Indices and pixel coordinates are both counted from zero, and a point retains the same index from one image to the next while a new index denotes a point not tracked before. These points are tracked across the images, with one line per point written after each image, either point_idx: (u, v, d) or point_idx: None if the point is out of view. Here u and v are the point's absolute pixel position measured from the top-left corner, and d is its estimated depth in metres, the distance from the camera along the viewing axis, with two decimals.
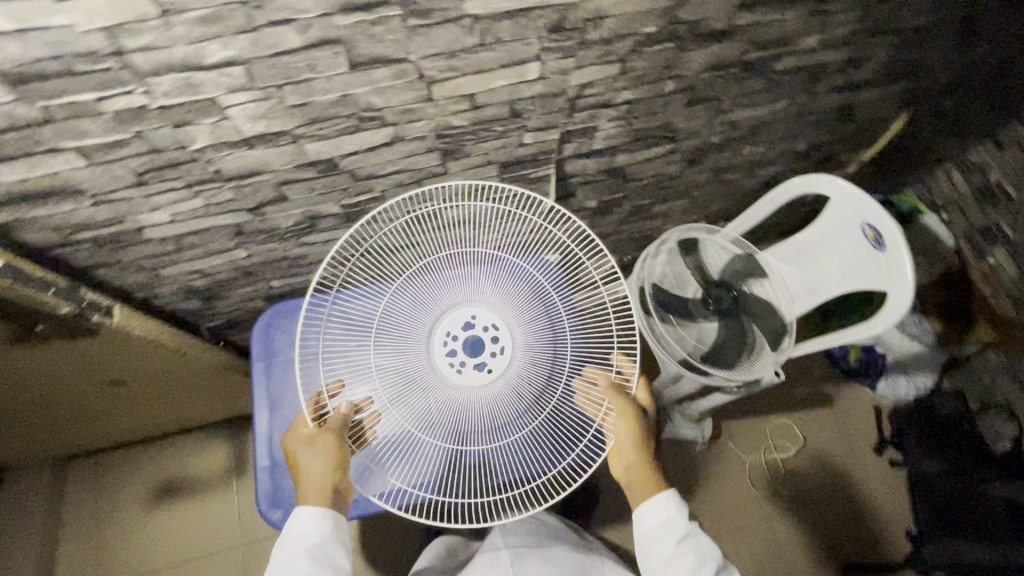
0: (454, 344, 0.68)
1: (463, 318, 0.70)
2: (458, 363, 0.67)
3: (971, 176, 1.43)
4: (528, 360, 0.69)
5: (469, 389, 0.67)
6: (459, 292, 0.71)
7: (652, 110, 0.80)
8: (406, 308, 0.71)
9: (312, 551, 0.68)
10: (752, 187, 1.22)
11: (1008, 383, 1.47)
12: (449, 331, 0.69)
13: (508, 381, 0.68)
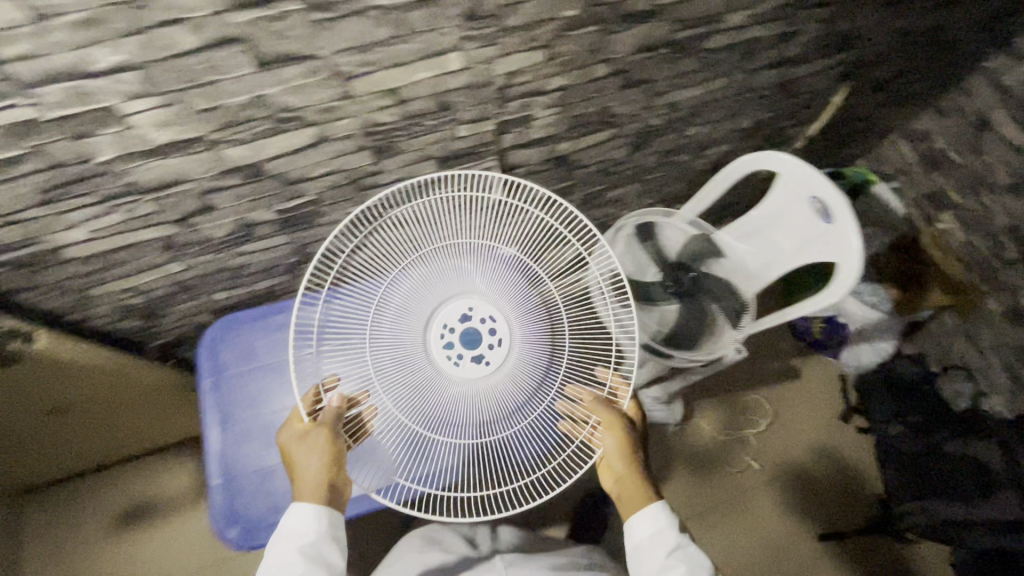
0: (452, 336, 0.71)
1: (460, 311, 0.72)
2: (456, 355, 0.70)
3: (917, 145, 1.48)
4: (525, 349, 0.71)
5: (468, 380, 0.69)
6: (456, 286, 0.73)
7: (587, 95, 0.79)
8: (402, 302, 0.73)
9: (306, 548, 0.69)
10: (703, 168, 1.23)
11: (964, 344, 1.52)
12: (447, 324, 0.71)
13: (506, 370, 0.70)
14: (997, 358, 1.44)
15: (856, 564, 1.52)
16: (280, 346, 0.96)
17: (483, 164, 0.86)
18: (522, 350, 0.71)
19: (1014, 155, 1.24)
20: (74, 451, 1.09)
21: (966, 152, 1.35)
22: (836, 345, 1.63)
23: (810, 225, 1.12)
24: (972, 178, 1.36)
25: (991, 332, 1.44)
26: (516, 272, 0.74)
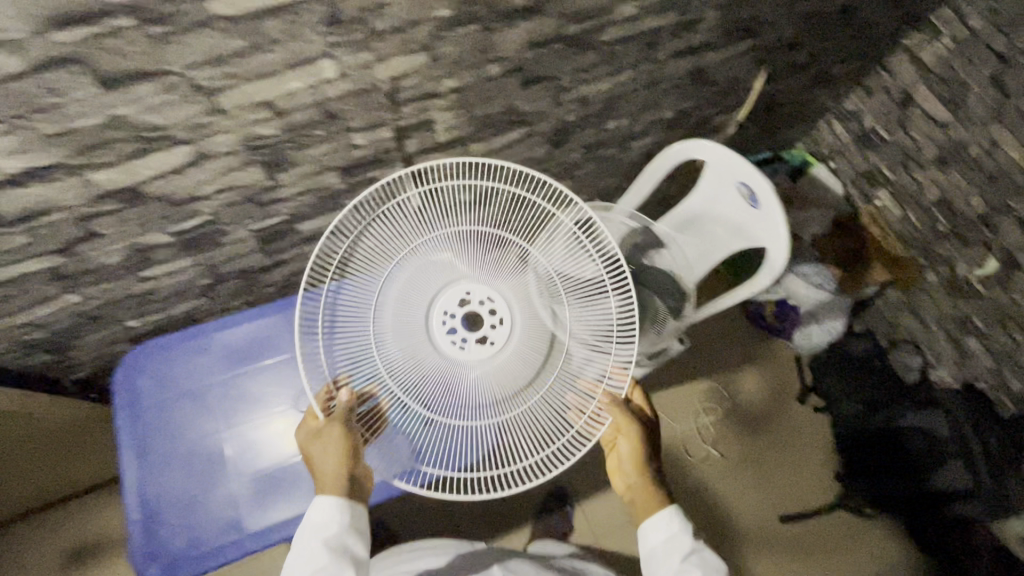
0: (453, 321, 0.73)
1: (458, 296, 0.73)
2: (459, 340, 0.72)
3: (848, 125, 1.50)
4: (526, 329, 0.73)
5: (474, 362, 0.71)
6: (455, 272, 0.75)
7: (487, 95, 0.77)
8: (403, 292, 0.74)
9: (329, 542, 0.69)
10: (634, 160, 1.23)
11: (909, 317, 1.54)
12: (448, 309, 0.73)
13: (509, 349, 0.72)
14: (940, 329, 1.47)
15: (824, 543, 1.52)
16: (197, 371, 0.94)
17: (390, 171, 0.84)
18: (523, 330, 0.73)
19: (938, 130, 1.27)
20: (1, 500, 1.05)
21: (895, 129, 1.37)
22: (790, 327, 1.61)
23: (739, 213, 1.14)
24: (902, 154, 1.38)
25: (932, 305, 1.46)
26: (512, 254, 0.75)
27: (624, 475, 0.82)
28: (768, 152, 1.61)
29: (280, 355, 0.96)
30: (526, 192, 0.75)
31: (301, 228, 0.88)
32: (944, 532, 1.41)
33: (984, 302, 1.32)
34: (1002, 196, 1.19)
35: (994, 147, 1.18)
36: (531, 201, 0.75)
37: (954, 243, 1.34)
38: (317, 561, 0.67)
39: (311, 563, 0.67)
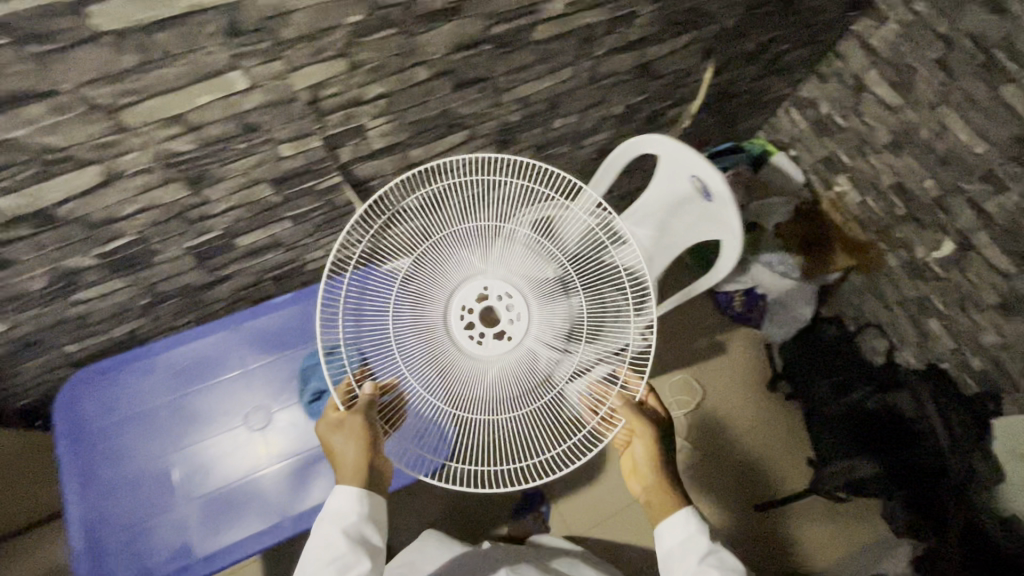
0: (471, 316, 0.76)
1: (477, 292, 0.77)
2: (477, 335, 0.75)
3: (806, 112, 1.50)
4: (542, 321, 0.76)
5: (493, 354, 0.74)
6: (473, 270, 0.78)
7: (420, 100, 0.76)
8: (425, 289, 0.77)
9: (348, 530, 0.72)
10: (589, 157, 1.22)
11: (873, 301, 1.56)
12: (468, 304, 0.76)
13: (527, 342, 0.75)
14: (903, 312, 1.48)
15: (800, 529, 1.53)
16: (141, 394, 0.91)
17: (328, 180, 0.82)
18: (538, 323, 0.76)
19: (889, 115, 1.28)
20: None
21: (849, 115, 1.38)
22: (759, 316, 1.65)
23: (693, 206, 1.13)
24: (858, 139, 1.39)
25: (895, 288, 1.47)
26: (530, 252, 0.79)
27: (640, 478, 0.85)
28: (729, 143, 1.63)
29: (229, 374, 0.95)
30: (545, 191, 0.79)
31: (241, 242, 0.86)
32: (922, 513, 1.39)
33: (943, 283, 1.33)
34: (955, 177, 1.20)
35: (944, 130, 1.18)
36: (550, 199, 0.80)
37: (912, 227, 1.35)
38: (335, 548, 0.70)
39: (331, 549, 0.69)
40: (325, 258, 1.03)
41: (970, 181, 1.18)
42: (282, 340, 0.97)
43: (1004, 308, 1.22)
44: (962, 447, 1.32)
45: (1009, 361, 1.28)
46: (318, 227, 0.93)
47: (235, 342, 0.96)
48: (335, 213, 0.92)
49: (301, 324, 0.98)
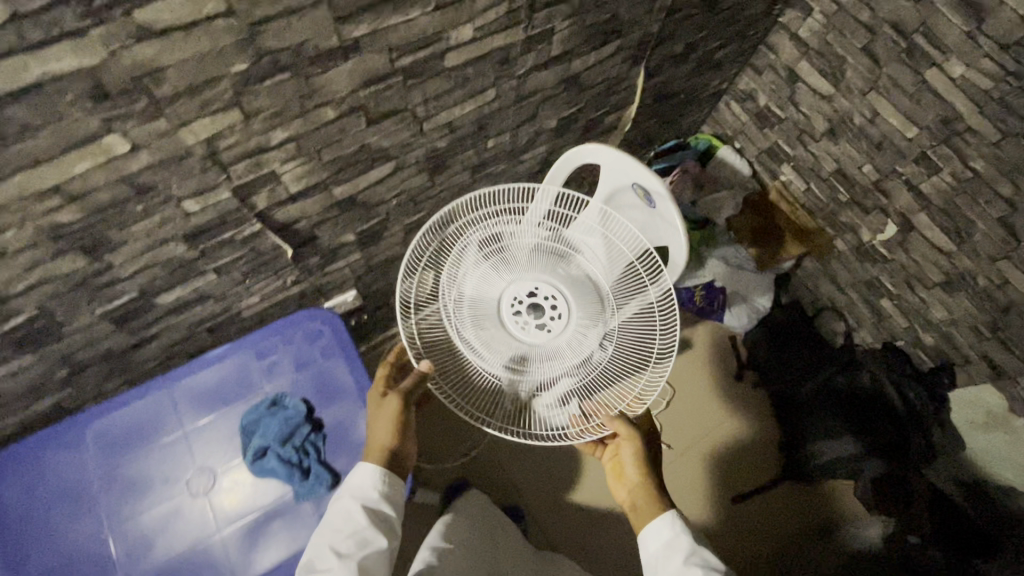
0: (524, 311, 1.00)
1: (528, 292, 1.00)
2: (528, 325, 0.99)
3: (745, 104, 1.50)
4: (578, 314, 0.99)
5: (541, 338, 0.99)
6: (525, 276, 1.01)
7: (333, 138, 0.72)
8: (491, 291, 1.01)
9: (366, 504, 0.79)
10: (531, 170, 1.19)
11: (827, 285, 1.57)
12: (520, 298, 1.00)
13: (564, 329, 0.99)
14: (857, 294, 1.50)
15: (778, 518, 1.54)
16: (70, 472, 0.86)
17: (244, 228, 0.78)
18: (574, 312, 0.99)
19: (824, 103, 1.29)
20: None
21: (786, 105, 1.39)
22: (719, 309, 1.59)
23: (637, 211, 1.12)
24: (796, 129, 1.40)
25: (847, 272, 1.48)
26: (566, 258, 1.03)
27: (630, 483, 0.99)
28: (675, 141, 1.62)
29: (166, 439, 0.89)
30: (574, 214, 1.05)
31: (161, 301, 0.81)
32: (893, 492, 1.38)
33: (890, 264, 1.36)
34: (890, 161, 1.22)
35: (875, 116, 1.20)
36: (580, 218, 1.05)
37: (857, 211, 1.36)
38: (355, 522, 0.77)
39: (351, 523, 0.77)
40: (260, 303, 0.98)
41: (905, 164, 1.19)
42: (221, 396, 0.92)
43: (948, 284, 1.25)
44: (921, 418, 1.37)
45: (958, 335, 1.30)
46: (246, 274, 0.88)
47: (170, 404, 0.91)
48: (260, 259, 0.87)
49: (240, 377, 0.93)
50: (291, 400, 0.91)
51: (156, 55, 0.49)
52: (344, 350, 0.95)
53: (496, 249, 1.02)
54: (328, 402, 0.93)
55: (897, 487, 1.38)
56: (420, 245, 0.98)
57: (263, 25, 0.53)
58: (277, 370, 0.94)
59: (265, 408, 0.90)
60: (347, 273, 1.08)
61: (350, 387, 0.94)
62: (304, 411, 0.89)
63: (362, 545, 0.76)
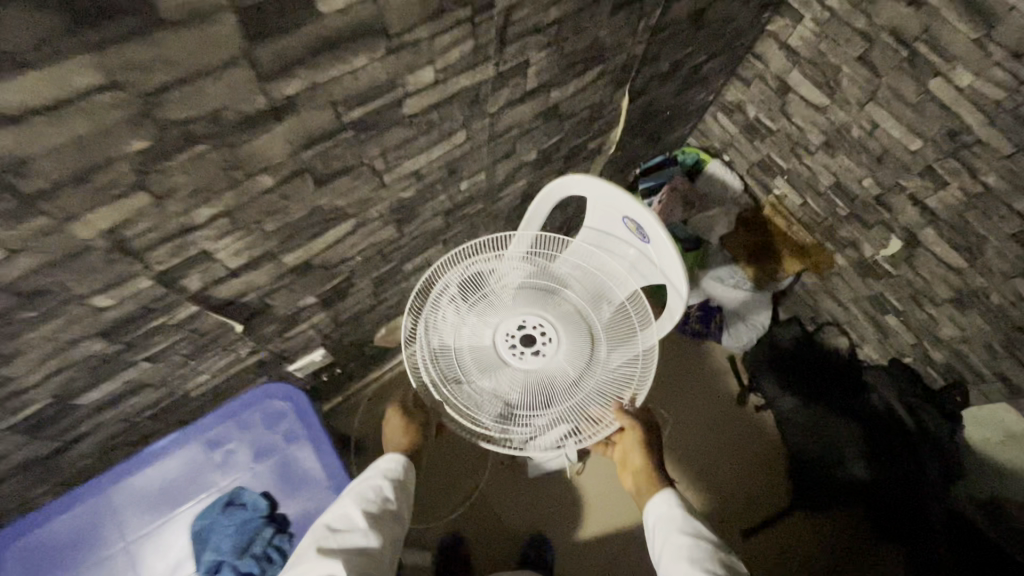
0: (515, 341, 0.96)
1: (518, 323, 0.97)
2: (519, 355, 0.95)
3: (733, 116, 1.41)
4: (569, 343, 0.96)
5: (532, 367, 0.95)
6: (515, 307, 0.98)
7: (276, 206, 0.61)
8: (481, 323, 0.97)
9: (397, 483, 0.80)
10: (511, 205, 1.09)
11: (828, 300, 1.48)
12: (512, 331, 0.96)
13: (555, 357, 0.95)
14: (860, 309, 1.41)
15: (798, 552, 1.44)
16: None
17: (177, 313, 0.66)
18: (560, 345, 0.96)
19: (818, 115, 1.21)
20: None
21: (778, 117, 1.30)
22: (716, 329, 1.56)
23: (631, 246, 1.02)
24: (789, 141, 1.31)
25: (849, 287, 1.40)
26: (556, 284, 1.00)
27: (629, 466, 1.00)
28: (661, 156, 1.54)
29: (107, 552, 0.78)
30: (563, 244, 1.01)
31: (85, 400, 0.69)
32: (909, 521, 1.30)
33: (895, 280, 1.28)
34: (892, 174, 1.14)
35: (875, 128, 1.12)
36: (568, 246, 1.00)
37: (858, 226, 1.28)
38: (379, 499, 0.77)
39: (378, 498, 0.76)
40: (211, 380, 0.86)
41: (909, 178, 1.12)
42: (170, 496, 0.80)
43: (959, 301, 1.18)
44: (934, 440, 1.30)
45: (970, 352, 1.23)
46: (190, 356, 0.77)
47: (111, 512, 0.79)
48: (204, 339, 0.75)
49: (191, 471, 0.82)
50: (249, 496, 0.79)
51: (17, 145, 0.38)
52: (310, 433, 0.84)
53: (485, 284, 0.99)
54: (292, 493, 0.81)
55: (915, 520, 1.28)
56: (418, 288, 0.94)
57: (163, 95, 0.42)
58: (233, 461, 0.83)
59: (219, 509, 0.78)
60: (312, 334, 0.96)
61: (318, 474, 0.82)
62: (265, 508, 0.78)
63: (384, 521, 0.75)
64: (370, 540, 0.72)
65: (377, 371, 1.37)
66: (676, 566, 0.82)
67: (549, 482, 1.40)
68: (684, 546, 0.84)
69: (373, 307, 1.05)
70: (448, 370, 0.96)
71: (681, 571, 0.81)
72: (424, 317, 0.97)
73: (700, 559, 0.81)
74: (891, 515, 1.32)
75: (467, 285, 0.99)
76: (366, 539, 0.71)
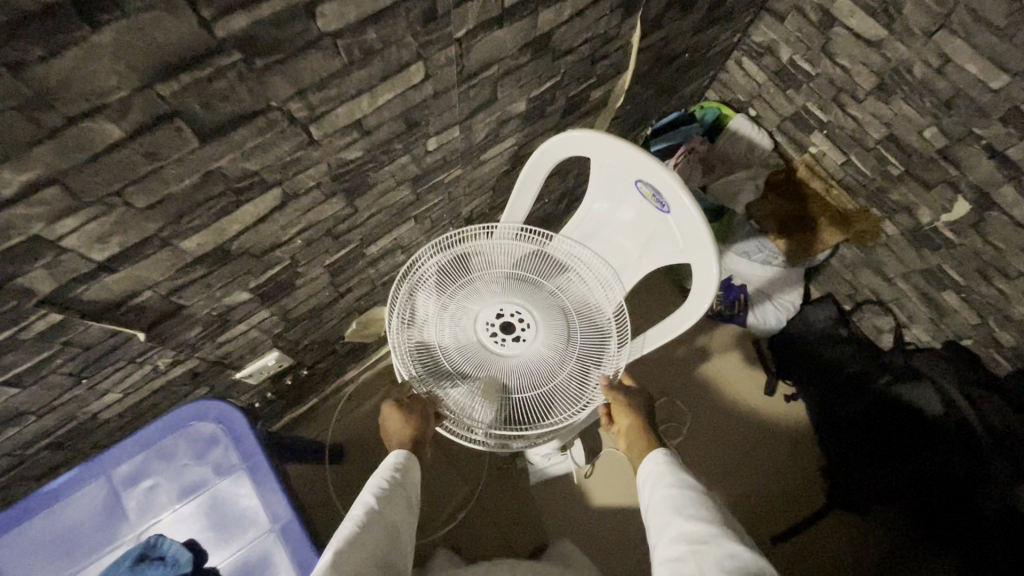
0: (498, 332, 0.84)
1: (502, 312, 0.85)
2: (502, 347, 0.83)
3: (762, 61, 1.20)
4: (557, 333, 0.84)
5: (516, 360, 0.83)
6: (500, 295, 0.86)
7: (141, 171, 0.42)
8: (461, 311, 0.85)
9: (409, 474, 0.73)
10: (498, 171, 0.90)
11: (871, 275, 1.26)
12: (495, 321, 0.84)
13: (542, 349, 0.84)
14: (909, 286, 1.19)
15: (829, 561, 1.20)
16: None
17: (30, 322, 0.49)
18: (553, 336, 0.84)
19: (869, 53, 0.99)
20: None
21: (818, 58, 1.08)
22: (741, 311, 1.33)
23: (646, 217, 0.84)
24: (832, 88, 1.10)
25: (897, 261, 1.18)
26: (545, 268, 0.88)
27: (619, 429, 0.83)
28: (678, 113, 1.33)
29: None
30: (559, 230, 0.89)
31: None
32: (957, 518, 1.01)
33: (956, 251, 1.06)
34: (962, 122, 0.92)
35: (944, 64, 0.90)
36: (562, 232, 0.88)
37: (913, 186, 1.06)
38: (393, 488, 0.69)
39: (392, 487, 0.69)
40: (126, 397, 0.70)
41: (984, 124, 0.89)
42: (69, 552, 0.63)
43: None
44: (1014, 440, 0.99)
45: None
46: (80, 375, 0.60)
47: None
48: (91, 355, 0.58)
49: (96, 517, 0.64)
50: (169, 548, 0.61)
51: None
52: (250, 465, 0.67)
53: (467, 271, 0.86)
54: (225, 541, 0.65)
55: (961, 514, 1.00)
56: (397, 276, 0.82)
57: None
58: (152, 503, 0.65)
59: (127, 567, 0.59)
60: (258, 336, 0.79)
61: (258, 514, 0.65)
62: (187, 564, 0.61)
63: (398, 511, 0.66)
64: (386, 523, 0.64)
65: (355, 368, 1.20)
66: (658, 517, 0.65)
67: (551, 489, 1.22)
68: (668, 496, 0.66)
69: (337, 299, 0.87)
70: (435, 371, 0.82)
71: (662, 522, 0.63)
72: (398, 307, 0.82)
73: (686, 505, 0.64)
74: (934, 514, 1.04)
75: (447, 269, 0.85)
76: (382, 522, 0.63)
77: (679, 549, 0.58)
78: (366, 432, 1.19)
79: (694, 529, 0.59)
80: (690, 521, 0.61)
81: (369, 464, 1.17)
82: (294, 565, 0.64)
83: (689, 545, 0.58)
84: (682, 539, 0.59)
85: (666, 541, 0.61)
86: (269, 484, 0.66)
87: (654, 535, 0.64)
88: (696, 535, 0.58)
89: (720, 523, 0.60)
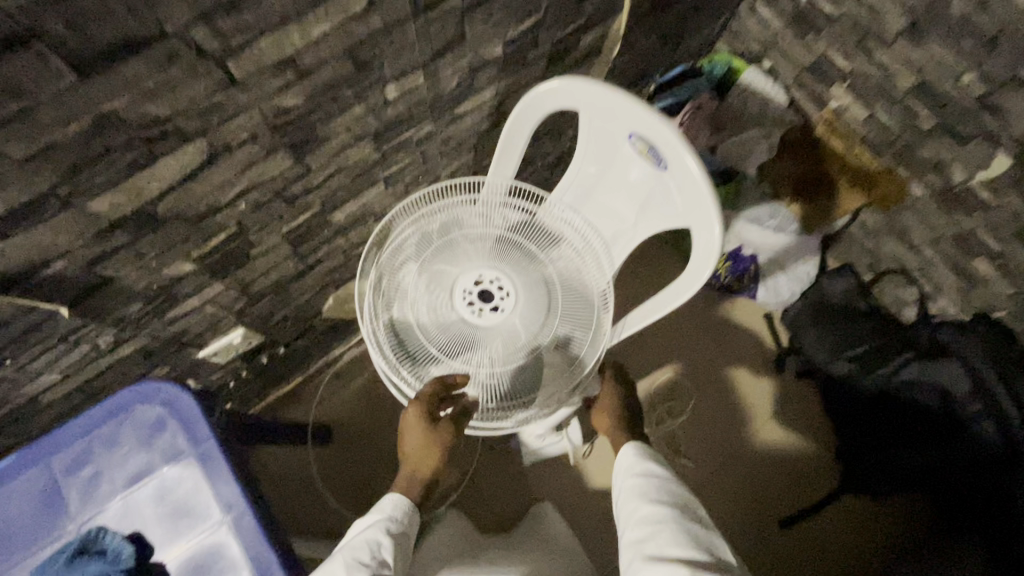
0: (475, 302, 0.76)
1: (479, 280, 0.77)
2: (477, 315, 0.75)
3: (779, 5, 1.08)
4: (535, 302, 0.76)
5: (493, 330, 0.75)
6: (476, 261, 0.77)
7: (4, 112, 0.35)
8: (433, 281, 0.76)
9: (397, 541, 0.65)
10: (477, 129, 0.81)
11: (894, 243, 1.15)
12: (471, 289, 0.76)
13: (519, 318, 0.76)
14: (937, 254, 1.09)
15: (834, 545, 1.14)
16: None
17: None
18: (531, 304, 0.76)
19: None
20: None
21: None
22: (750, 283, 1.23)
23: (640, 173, 0.75)
24: (856, 31, 0.98)
25: (924, 226, 1.07)
26: (528, 233, 0.79)
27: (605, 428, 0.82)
28: (683, 66, 1.20)
29: None
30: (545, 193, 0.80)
31: None
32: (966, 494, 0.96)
33: (993, 213, 0.95)
34: (1007, 64, 0.81)
35: None
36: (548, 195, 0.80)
37: (945, 142, 0.95)
38: (373, 555, 0.60)
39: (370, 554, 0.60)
40: (68, 378, 0.65)
41: None
42: (5, 547, 0.58)
43: None
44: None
45: None
46: (2, 354, 0.54)
47: None
48: (10, 331, 0.52)
49: (35, 508, 0.59)
50: (112, 541, 0.56)
51: None
52: (200, 455, 0.61)
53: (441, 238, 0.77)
54: (175, 534, 0.60)
55: (980, 498, 0.94)
56: (368, 243, 0.75)
57: None
58: (97, 492, 0.60)
59: (65, 563, 0.54)
60: (215, 312, 0.73)
61: (208, 507, 0.60)
62: (130, 560, 0.56)
63: None
64: None
65: (339, 346, 1.14)
66: (623, 506, 0.62)
67: (545, 471, 1.16)
68: (632, 485, 0.63)
69: (305, 271, 0.81)
70: (414, 352, 0.75)
71: (627, 509, 0.60)
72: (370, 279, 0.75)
73: (650, 490, 0.61)
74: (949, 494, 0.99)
75: (421, 238, 0.77)
76: None
77: (642, 530, 0.56)
78: (352, 411, 1.14)
79: (655, 512, 0.57)
80: (652, 505, 0.58)
81: (355, 444, 1.12)
82: (246, 561, 0.59)
83: (651, 526, 0.56)
84: (644, 522, 0.57)
85: (629, 527, 0.58)
86: (219, 477, 0.61)
87: (620, 525, 0.61)
88: (657, 516, 0.56)
89: (682, 506, 0.58)
